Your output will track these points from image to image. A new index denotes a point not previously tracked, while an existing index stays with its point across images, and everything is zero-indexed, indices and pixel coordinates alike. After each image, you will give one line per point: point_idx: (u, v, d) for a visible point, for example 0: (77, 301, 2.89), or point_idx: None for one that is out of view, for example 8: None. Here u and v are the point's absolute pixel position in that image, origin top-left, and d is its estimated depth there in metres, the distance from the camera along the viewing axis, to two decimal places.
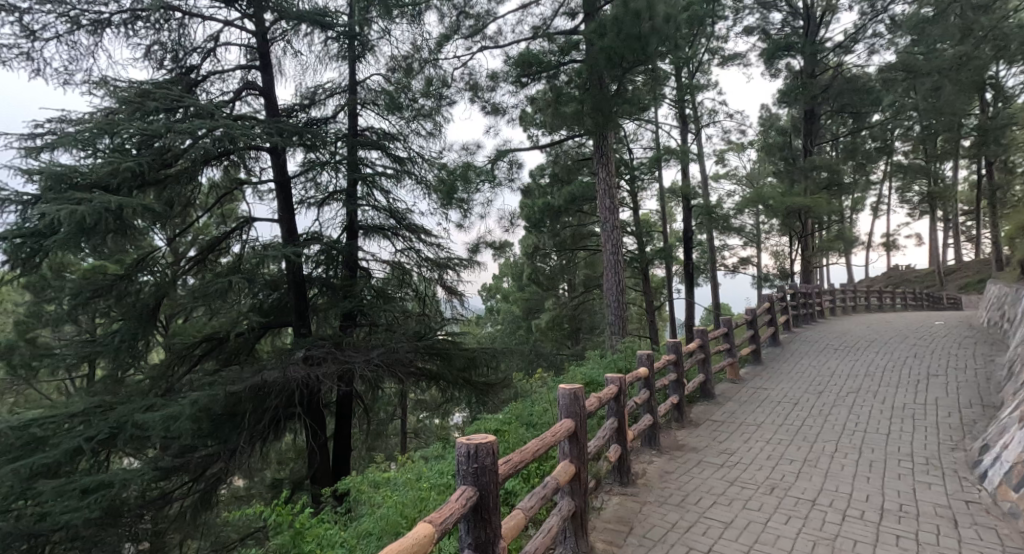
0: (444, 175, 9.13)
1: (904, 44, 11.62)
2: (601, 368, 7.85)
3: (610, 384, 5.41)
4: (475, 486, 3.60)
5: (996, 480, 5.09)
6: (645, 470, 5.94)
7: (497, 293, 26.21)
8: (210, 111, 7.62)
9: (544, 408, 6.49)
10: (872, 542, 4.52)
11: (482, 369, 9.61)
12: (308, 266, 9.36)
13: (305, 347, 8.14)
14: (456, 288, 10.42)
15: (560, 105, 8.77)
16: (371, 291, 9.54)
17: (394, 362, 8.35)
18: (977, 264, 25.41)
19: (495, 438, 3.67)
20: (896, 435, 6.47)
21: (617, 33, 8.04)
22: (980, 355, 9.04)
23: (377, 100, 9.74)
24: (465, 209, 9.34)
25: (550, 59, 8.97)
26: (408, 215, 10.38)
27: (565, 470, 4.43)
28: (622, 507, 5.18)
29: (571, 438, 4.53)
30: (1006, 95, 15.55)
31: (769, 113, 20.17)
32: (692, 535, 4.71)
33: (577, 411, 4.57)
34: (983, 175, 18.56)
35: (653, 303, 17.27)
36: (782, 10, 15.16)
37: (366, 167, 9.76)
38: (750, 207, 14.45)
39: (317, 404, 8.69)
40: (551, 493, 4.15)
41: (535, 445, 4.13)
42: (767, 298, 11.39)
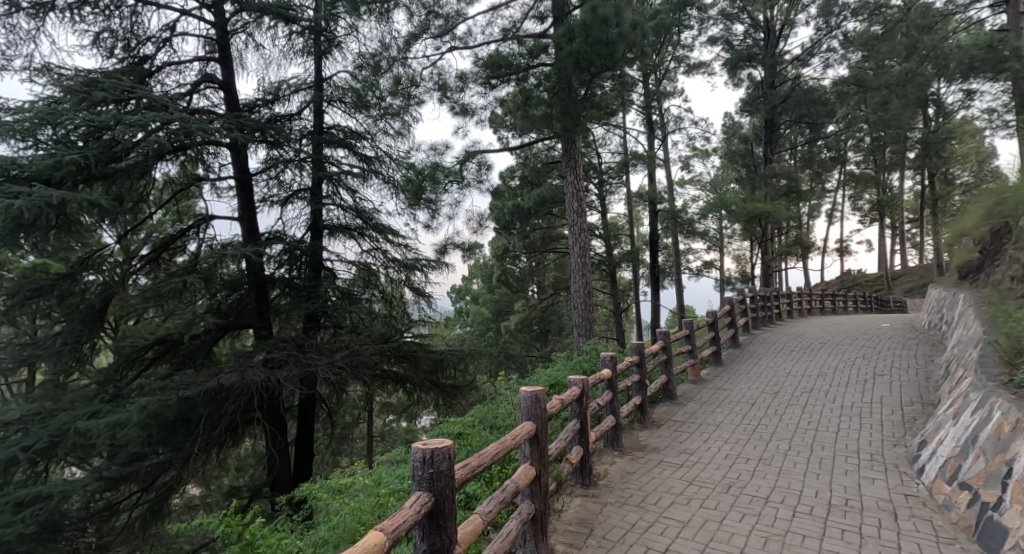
0: (412, 175, 9.13)
1: (856, 59, 12.13)
2: (567, 369, 7.99)
3: (573, 386, 5.50)
4: (429, 492, 3.64)
5: (932, 474, 5.37)
6: (607, 471, 6.08)
7: (467, 294, 26.31)
8: (164, 104, 7.47)
9: (507, 410, 6.57)
10: (819, 536, 4.74)
11: (449, 371, 9.64)
12: (270, 267, 9.23)
13: (266, 349, 8.05)
14: (424, 289, 10.42)
15: (529, 107, 8.89)
16: (336, 291, 9.48)
17: (360, 365, 8.31)
18: (922, 269, 26.68)
19: (451, 442, 3.71)
20: (844, 433, 6.78)
21: (585, 38, 8.16)
22: (921, 355, 9.51)
23: (344, 97, 9.71)
24: (432, 209, 9.38)
25: (519, 61, 9.06)
26: (375, 215, 10.35)
27: (526, 474, 4.50)
28: (582, 509, 5.29)
29: (531, 441, 4.60)
30: (947, 111, 16.41)
31: (732, 120, 20.77)
32: (650, 535, 4.84)
33: (538, 413, 4.65)
34: (926, 185, 19.51)
35: (620, 305, 17.54)
36: (744, 22, 15.63)
37: (332, 166, 9.70)
38: (713, 213, 14.86)
39: (277, 408, 8.56)
40: (510, 496, 4.21)
41: (494, 449, 4.18)
42: (727, 300, 11.76)
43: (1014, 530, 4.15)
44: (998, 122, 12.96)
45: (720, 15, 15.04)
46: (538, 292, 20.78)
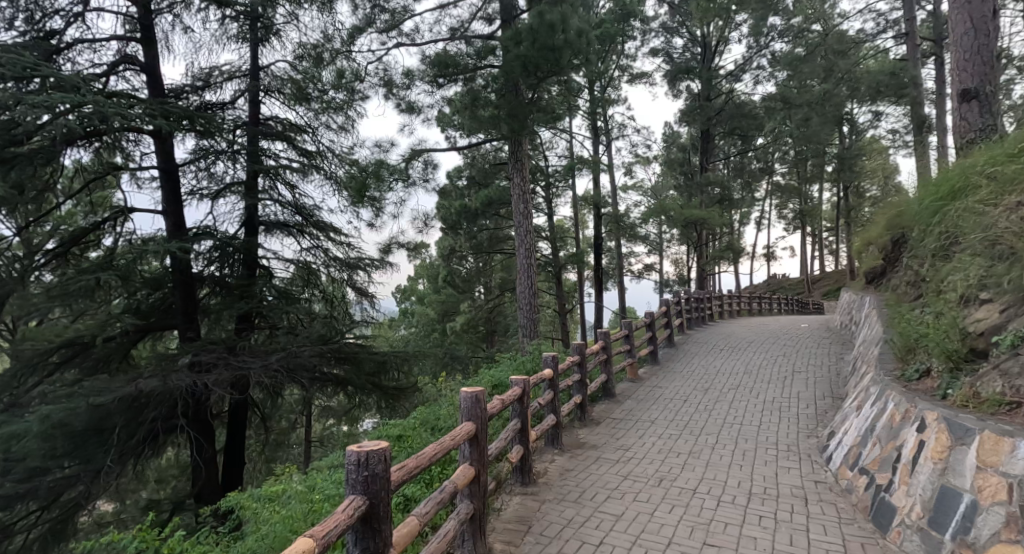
0: (356, 172, 9.14)
1: (782, 77, 12.94)
2: (510, 371, 8.21)
3: (515, 386, 5.73)
4: (363, 494, 3.69)
5: (838, 462, 5.92)
6: (547, 469, 6.33)
7: (412, 296, 26.27)
8: (76, 85, 7.17)
9: (449, 412, 6.70)
10: (739, 523, 5.13)
11: (392, 374, 9.70)
12: (199, 264, 9.03)
13: (193, 352, 7.83)
14: (367, 289, 10.43)
15: (477, 108, 9.03)
16: (273, 291, 9.35)
17: (297, 367, 8.25)
18: (838, 274, 28.68)
19: (387, 444, 3.77)
20: (764, 426, 7.32)
21: (532, 43, 8.41)
22: (835, 353, 10.30)
23: (283, 88, 9.67)
24: (376, 207, 9.41)
25: (467, 62, 9.24)
26: (316, 213, 10.27)
27: (466, 474, 4.66)
28: (521, 507, 5.50)
29: (471, 442, 4.76)
30: (859, 128, 17.80)
31: (673, 129, 21.66)
32: (585, 529, 5.11)
33: (477, 414, 4.83)
34: (842, 198, 21.05)
35: (564, 306, 17.92)
36: (683, 36, 16.33)
37: (269, 159, 9.58)
38: (653, 218, 15.45)
39: (203, 415, 8.39)
40: (447, 497, 4.35)
41: (432, 450, 4.29)
42: (664, 302, 12.33)
43: (902, 509, 4.59)
44: (900, 142, 14.26)
45: (661, 28, 15.75)
46: (485, 292, 20.99)
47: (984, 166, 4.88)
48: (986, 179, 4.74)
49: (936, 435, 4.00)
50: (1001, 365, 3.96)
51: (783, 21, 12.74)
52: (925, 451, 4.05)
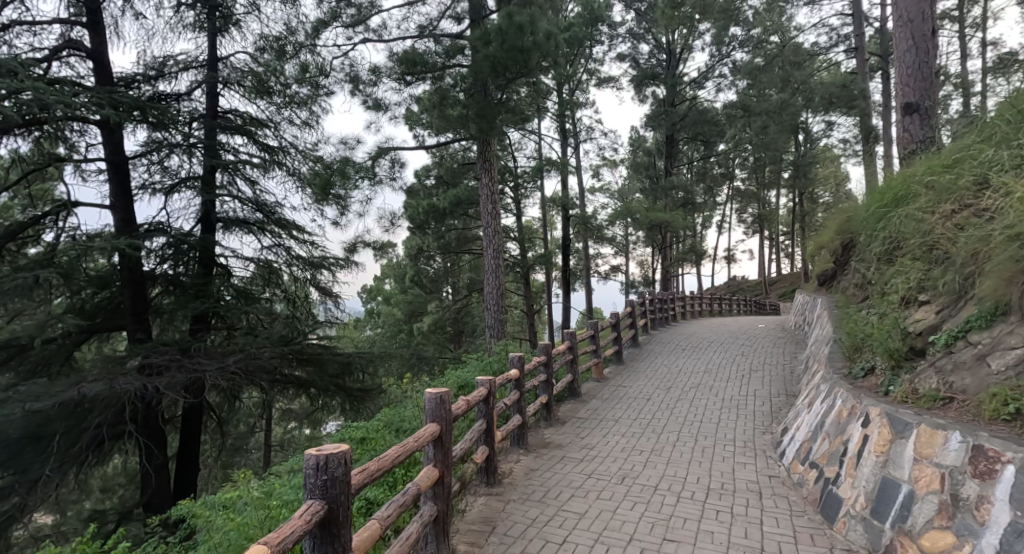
0: (321, 169, 9.07)
1: (743, 86, 13.35)
2: (476, 371, 8.29)
3: (480, 387, 5.80)
4: (322, 499, 3.57)
5: (791, 457, 6.18)
6: (512, 469, 6.43)
7: (379, 295, 26.10)
8: (15, 70, 6.92)
9: (414, 414, 6.72)
10: (698, 517, 5.29)
11: (357, 375, 9.67)
12: (150, 263, 8.81)
13: (143, 354, 7.70)
14: (331, 289, 10.37)
15: (445, 107, 9.03)
16: (231, 291, 9.21)
17: (256, 370, 8.17)
18: (793, 276, 29.70)
19: (347, 447, 3.66)
20: (722, 423, 7.57)
21: (501, 43, 8.50)
22: (789, 352, 10.71)
23: (243, 81, 9.53)
24: (341, 205, 9.36)
25: (435, 60, 9.24)
26: (277, 210, 10.16)
27: (430, 475, 4.67)
28: (485, 508, 5.56)
29: (435, 442, 4.79)
30: (813, 136, 18.51)
31: (638, 133, 22.08)
32: (549, 528, 5.17)
33: (442, 415, 4.86)
34: (798, 203, 21.84)
35: (532, 307, 18.07)
36: (649, 43, 16.66)
37: (228, 153, 9.44)
38: (620, 220, 15.72)
39: (154, 421, 8.09)
40: (410, 500, 4.30)
41: (395, 452, 4.25)
42: (628, 302, 12.59)
43: (847, 500, 4.85)
44: (852, 151, 14.89)
45: (629, 33, 16.06)
46: (453, 293, 20.98)
47: (923, 176, 5.17)
48: (925, 187, 5.02)
49: (879, 429, 4.09)
50: (936, 362, 4.06)
51: (743, 32, 13.17)
52: (869, 446, 4.15)
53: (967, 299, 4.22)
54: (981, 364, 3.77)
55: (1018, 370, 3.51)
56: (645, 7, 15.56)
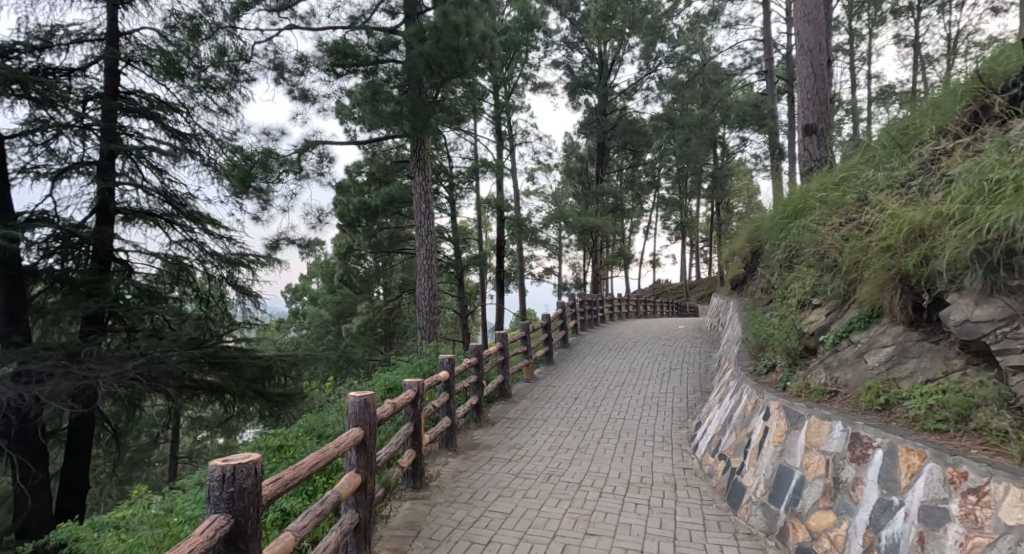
0: (241, 160, 8.70)
1: (669, 98, 14.02)
2: (404, 373, 8.34)
3: (408, 389, 5.81)
4: (228, 514, 3.06)
5: (703, 450, 6.61)
6: (440, 471, 6.44)
7: (306, 295, 25.43)
8: None
9: (337, 419, 6.65)
10: (619, 510, 5.36)
11: (278, 380, 9.52)
12: (31, 256, 8.17)
13: (21, 361, 7.21)
14: (250, 289, 10.11)
15: (378, 102, 8.91)
16: (132, 290, 8.76)
17: (161, 375, 7.89)
18: (712, 281, 31.42)
19: (258, 455, 3.18)
20: (643, 420, 7.96)
21: (436, 42, 8.58)
22: (704, 351, 11.38)
23: (150, 60, 9.10)
24: (263, 200, 9.08)
25: (368, 54, 9.15)
26: (188, 202, 9.77)
27: (351, 482, 4.38)
28: (412, 513, 5.40)
29: (357, 447, 4.50)
30: (729, 150, 19.70)
31: (571, 139, 22.68)
32: (475, 529, 5.04)
33: (365, 419, 4.55)
34: (716, 213, 23.17)
35: (465, 308, 18.14)
36: (583, 52, 17.17)
37: (130, 138, 8.99)
38: (553, 223, 16.07)
39: (30, 436, 7.67)
40: (328, 508, 3.96)
41: (314, 459, 3.84)
42: (559, 304, 12.96)
43: (749, 488, 5.20)
44: (763, 166, 16.00)
45: (563, 41, 16.52)
46: (384, 294, 20.72)
47: (819, 192, 5.69)
48: (818, 202, 5.56)
49: (777, 422, 4.46)
50: (825, 359, 4.49)
51: (669, 48, 13.90)
52: (769, 437, 4.52)
53: (850, 302, 4.70)
54: (860, 360, 4.16)
55: (888, 366, 3.91)
56: (579, 17, 16.06)
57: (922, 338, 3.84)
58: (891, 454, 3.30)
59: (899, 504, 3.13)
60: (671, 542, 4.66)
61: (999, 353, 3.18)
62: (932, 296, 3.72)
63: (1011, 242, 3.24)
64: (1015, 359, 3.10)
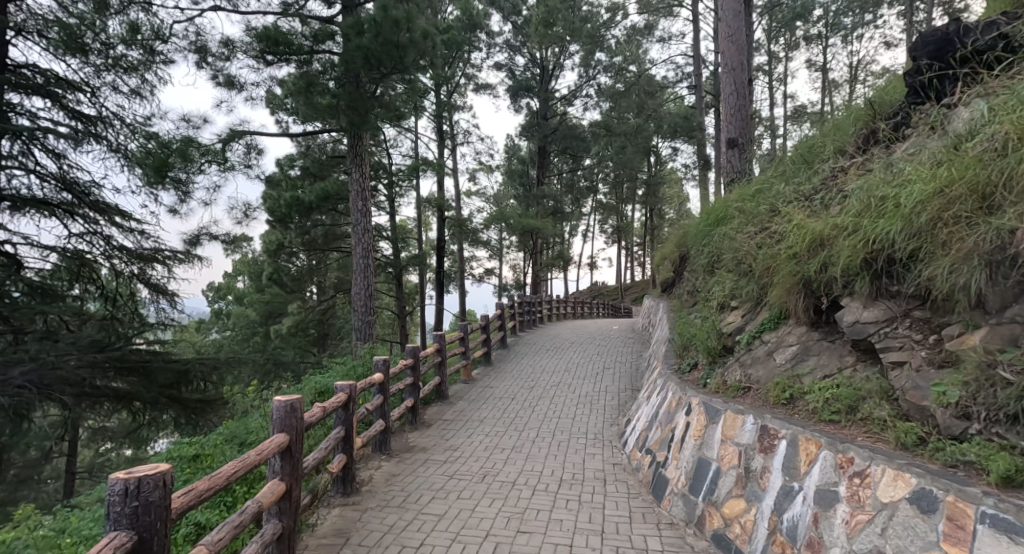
0: (154, 148, 8.12)
1: (607, 105, 14.46)
2: (337, 377, 8.21)
3: (340, 391, 5.77)
4: (131, 532, 2.71)
5: (632, 445, 6.91)
6: (373, 476, 6.36)
7: (233, 294, 24.43)
8: None
9: (261, 426, 6.46)
10: (550, 507, 5.48)
11: (195, 385, 9.18)
12: None
13: None
14: (164, 288, 9.63)
15: (313, 94, 8.73)
16: (22, 287, 8.34)
17: (55, 383, 7.36)
18: (645, 284, 32.56)
19: (169, 466, 2.83)
20: (578, 418, 8.22)
21: (375, 35, 8.52)
22: (636, 351, 11.83)
23: (46, 32, 8.48)
24: (181, 190, 8.59)
25: (302, 43, 8.86)
26: (91, 190, 9.27)
27: (274, 490, 4.09)
28: (340, 519, 5.25)
29: (282, 454, 4.23)
30: (663, 158, 20.53)
31: (512, 141, 22.94)
32: (406, 533, 4.97)
33: (292, 424, 4.28)
34: (649, 218, 24.08)
35: (404, 309, 17.98)
36: (525, 56, 17.43)
37: (21, 117, 8.43)
38: (494, 224, 16.18)
39: None
40: (247, 519, 3.67)
41: (232, 468, 3.52)
42: (498, 305, 13.13)
43: (672, 480, 5.50)
44: (693, 175, 16.79)
45: (505, 44, 16.73)
46: (318, 293, 20.19)
47: (737, 203, 6.10)
48: (736, 211, 5.96)
49: (697, 416, 4.76)
50: (740, 357, 4.82)
51: (607, 57, 14.33)
52: (691, 431, 4.82)
53: (762, 305, 5.07)
54: (770, 358, 4.50)
55: (792, 363, 4.26)
56: (521, 20, 16.32)
57: (821, 337, 4.21)
58: (792, 444, 3.61)
59: (799, 489, 3.43)
60: (599, 535, 4.79)
61: (883, 350, 3.54)
62: (829, 300, 4.11)
63: (890, 252, 3.64)
64: (894, 355, 3.46)
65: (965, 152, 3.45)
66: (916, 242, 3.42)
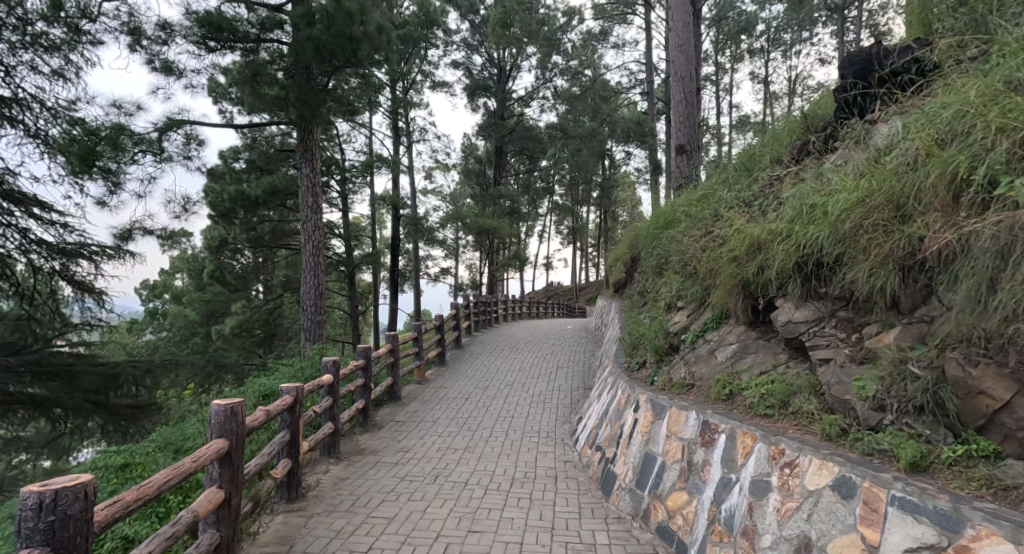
0: (78, 135, 7.72)
1: (563, 108, 14.68)
2: (283, 378, 8.05)
3: (286, 394, 5.66)
4: (46, 548, 2.58)
5: (583, 443, 7.05)
6: (320, 480, 6.28)
7: (172, 292, 23.46)
8: None
9: (197, 431, 6.25)
10: (500, 506, 5.55)
11: (124, 390, 9.01)
12: None
13: None
14: (89, 284, 9.02)
15: (260, 84, 8.53)
16: None
17: None
18: (599, 285, 33.12)
19: (90, 476, 2.73)
20: (531, 417, 8.34)
21: (327, 27, 8.39)
22: (589, 350, 12.06)
23: None
24: (110, 180, 8.21)
25: (246, 30, 8.57)
26: (8, 177, 8.76)
27: (211, 499, 3.96)
28: (284, 527, 5.15)
29: (221, 460, 4.09)
30: (617, 162, 20.96)
31: (468, 141, 22.94)
32: (354, 538, 4.92)
33: (232, 429, 4.15)
34: (603, 220, 24.55)
35: (357, 308, 17.72)
36: (482, 56, 17.48)
37: None
38: (451, 223, 16.13)
39: None
40: (180, 530, 3.54)
41: (165, 477, 3.40)
42: (453, 305, 13.13)
43: (620, 476, 5.65)
44: (645, 179, 17.22)
45: (463, 42, 16.71)
46: (263, 292, 19.60)
47: (684, 207, 6.34)
48: (683, 216, 6.19)
49: (645, 413, 4.92)
50: (685, 356, 5.02)
51: (563, 60, 14.54)
52: (638, 428, 4.98)
53: (706, 306, 5.29)
54: (713, 356, 4.70)
55: (732, 361, 4.47)
56: (479, 19, 16.37)
57: (758, 336, 4.43)
58: (731, 438, 3.79)
59: (736, 480, 3.62)
60: (548, 532, 4.89)
61: (812, 348, 3.76)
62: (765, 300, 4.35)
63: (819, 257, 3.88)
64: (822, 352, 3.69)
65: (884, 164, 3.71)
66: (841, 247, 3.65)
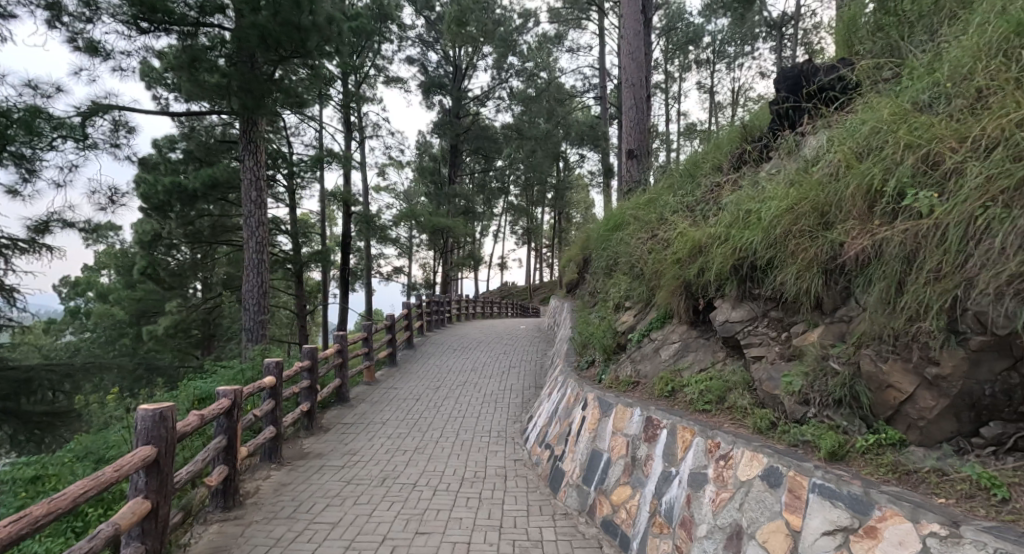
0: None
1: (517, 108, 14.80)
2: (222, 381, 7.80)
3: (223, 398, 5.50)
4: None
5: (532, 442, 7.14)
6: (259, 486, 6.14)
7: (100, 289, 22.21)
8: None
9: (123, 438, 5.92)
10: (448, 507, 5.58)
11: (40, 396, 8.87)
12: None
13: None
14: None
15: (200, 71, 8.25)
16: None
17: None
18: (551, 285, 33.46)
19: None
20: (482, 417, 8.39)
21: (273, 15, 8.17)
22: (540, 350, 12.19)
23: None
24: (24, 167, 7.81)
25: (182, 11, 8.19)
26: None
27: (135, 510, 3.82)
28: (219, 536, 5.03)
29: (148, 468, 3.95)
30: (570, 164, 21.27)
31: (423, 138, 22.79)
32: (295, 545, 4.87)
33: (159, 436, 4.01)
34: (555, 221, 24.85)
35: (304, 307, 17.33)
36: (438, 53, 17.41)
37: None
38: (405, 222, 15.99)
39: None
40: (99, 544, 3.40)
41: (80, 488, 3.27)
42: (405, 305, 13.03)
43: (568, 473, 5.77)
44: (598, 182, 17.54)
45: (418, 39, 16.60)
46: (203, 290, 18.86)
47: (631, 210, 6.54)
48: (631, 218, 6.36)
49: (592, 411, 5.05)
50: (631, 354, 5.18)
51: (518, 62, 14.66)
52: (586, 426, 5.11)
53: (651, 305, 5.47)
54: (657, 354, 4.87)
55: (674, 359, 4.64)
56: (434, 16, 16.30)
57: (699, 335, 4.63)
58: (672, 433, 3.94)
59: (675, 473, 3.77)
60: (496, 530, 4.95)
61: (746, 346, 3.97)
62: (705, 301, 4.56)
63: (754, 260, 4.09)
64: (755, 350, 3.89)
65: (812, 174, 3.95)
66: (772, 251, 3.87)
